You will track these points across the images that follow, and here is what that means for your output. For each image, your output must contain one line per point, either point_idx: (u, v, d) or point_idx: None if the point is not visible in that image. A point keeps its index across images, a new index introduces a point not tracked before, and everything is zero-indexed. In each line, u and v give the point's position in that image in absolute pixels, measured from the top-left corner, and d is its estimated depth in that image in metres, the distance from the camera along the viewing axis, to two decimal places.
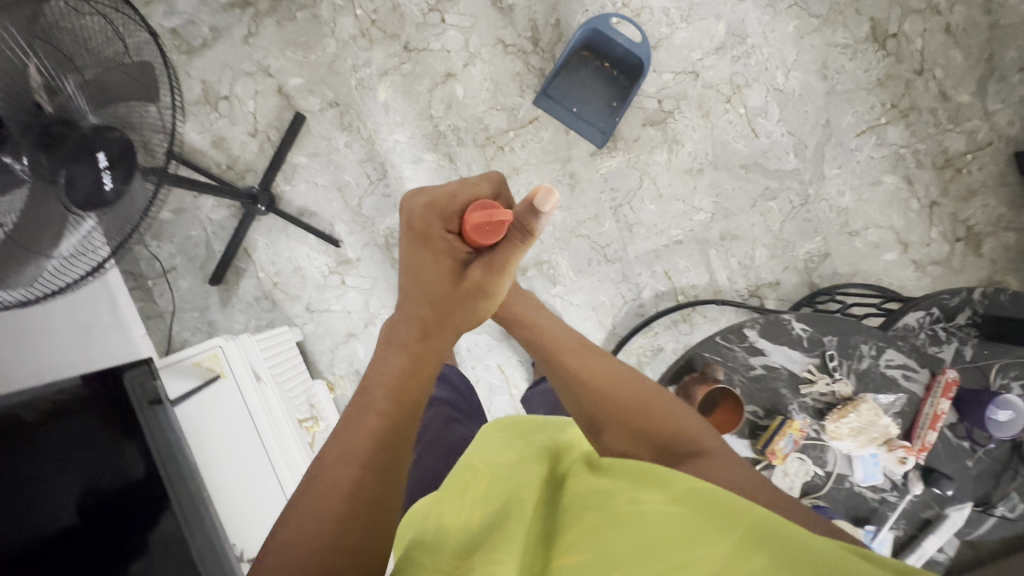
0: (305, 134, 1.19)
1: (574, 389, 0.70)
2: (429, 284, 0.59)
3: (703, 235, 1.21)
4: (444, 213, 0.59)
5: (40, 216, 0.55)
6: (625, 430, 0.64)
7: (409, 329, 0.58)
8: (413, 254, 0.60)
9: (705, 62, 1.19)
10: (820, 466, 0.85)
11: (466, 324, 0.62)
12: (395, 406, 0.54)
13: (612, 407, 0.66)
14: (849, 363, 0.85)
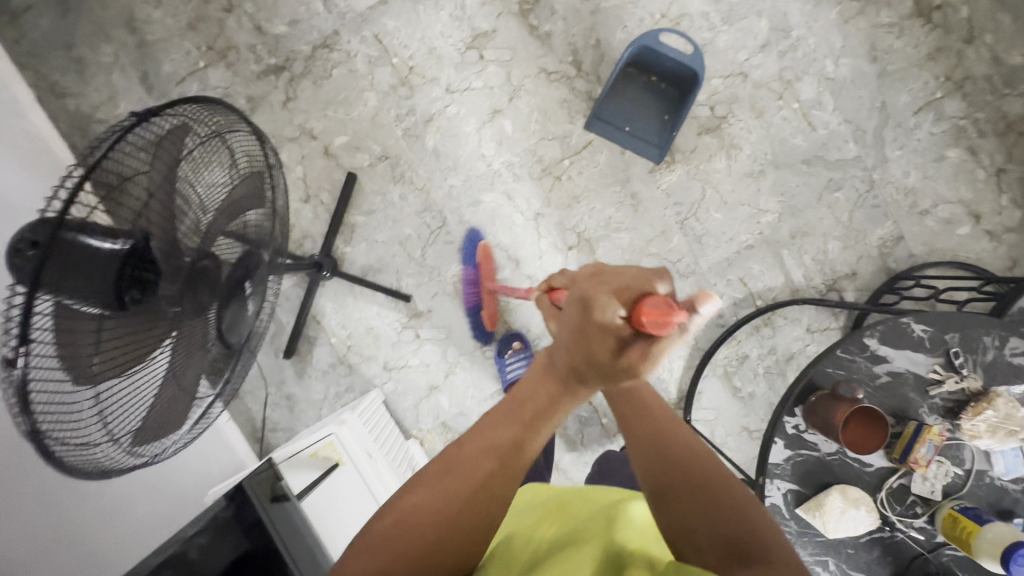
0: (359, 192, 1.17)
1: (652, 437, 0.57)
2: (577, 357, 0.48)
3: (772, 236, 1.20)
4: (612, 297, 0.44)
5: (188, 374, 0.54)
6: (687, 501, 0.53)
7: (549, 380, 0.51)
8: (574, 332, 0.46)
9: (752, 61, 1.17)
10: (958, 465, 0.84)
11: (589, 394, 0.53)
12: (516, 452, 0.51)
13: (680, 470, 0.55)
14: (974, 358, 0.83)
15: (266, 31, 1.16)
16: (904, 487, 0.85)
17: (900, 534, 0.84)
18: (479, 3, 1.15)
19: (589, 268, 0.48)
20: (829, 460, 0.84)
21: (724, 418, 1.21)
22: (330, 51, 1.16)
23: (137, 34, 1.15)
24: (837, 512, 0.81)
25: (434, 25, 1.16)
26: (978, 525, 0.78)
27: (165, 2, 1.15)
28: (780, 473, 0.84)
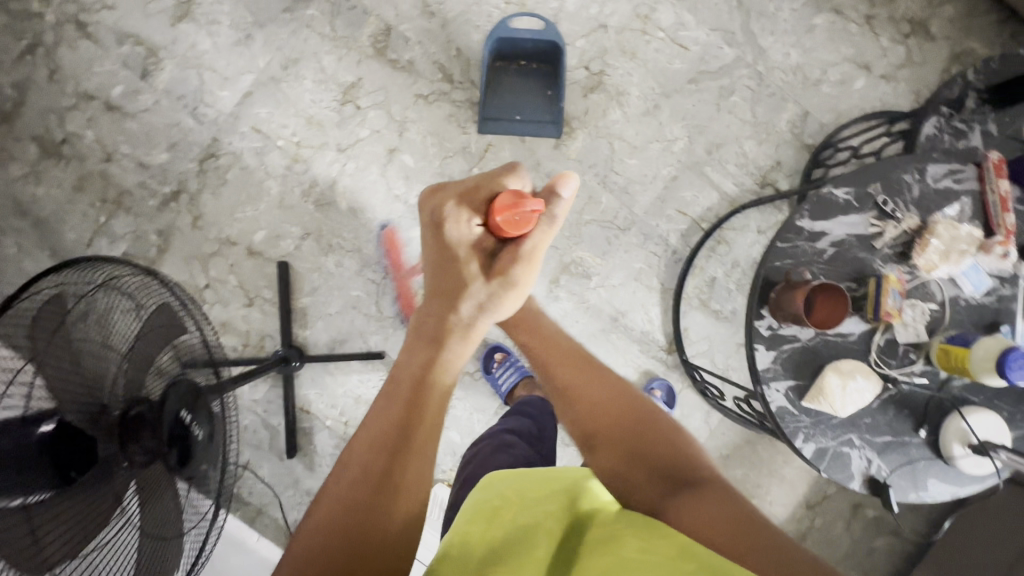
0: (296, 276, 1.18)
1: (576, 395, 0.67)
2: (443, 290, 0.64)
3: (691, 159, 1.22)
4: (466, 199, 0.62)
5: (161, 510, 0.55)
6: (621, 443, 0.61)
7: (434, 330, 0.63)
8: (441, 250, 0.63)
9: (605, 11, 1.21)
10: (932, 301, 0.85)
11: (475, 336, 0.65)
12: (418, 424, 0.57)
13: (607, 417, 0.63)
14: (903, 198, 0.85)
15: (150, 163, 1.17)
16: (894, 341, 0.86)
17: (906, 387, 0.86)
18: (337, 60, 1.18)
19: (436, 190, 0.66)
20: (812, 345, 0.85)
21: (718, 345, 1.22)
22: (216, 158, 1.17)
23: (30, 215, 1.15)
24: (840, 389, 0.83)
25: (304, 95, 1.18)
26: (967, 349, 0.80)
27: (45, 176, 1.16)
28: (775, 375, 0.85)
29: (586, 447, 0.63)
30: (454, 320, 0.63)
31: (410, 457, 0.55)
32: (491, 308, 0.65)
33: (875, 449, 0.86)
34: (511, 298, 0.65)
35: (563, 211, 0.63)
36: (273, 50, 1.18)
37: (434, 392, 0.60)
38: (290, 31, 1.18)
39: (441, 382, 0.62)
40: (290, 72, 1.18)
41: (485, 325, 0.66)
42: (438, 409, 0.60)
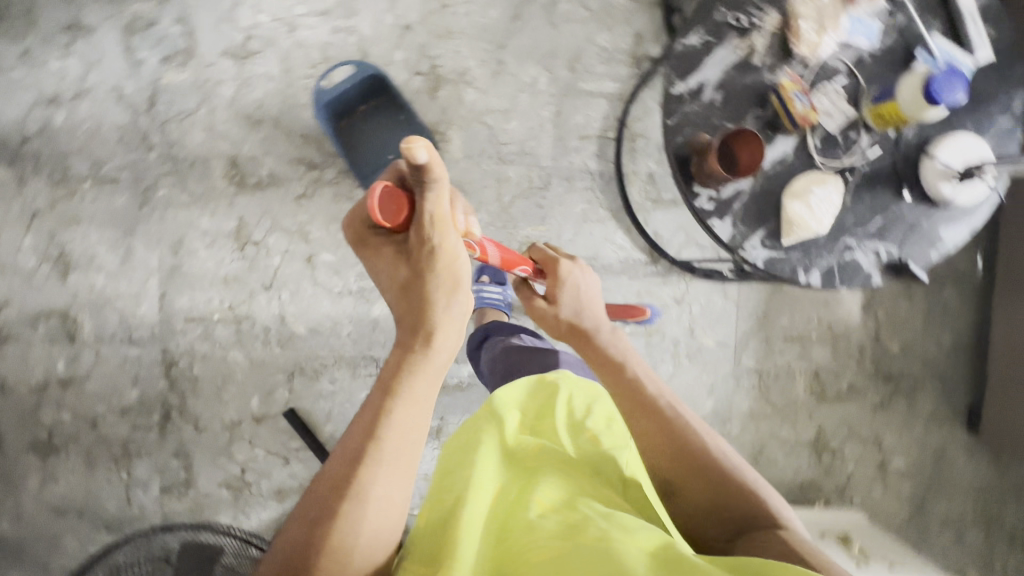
0: (308, 415, 1.20)
1: (659, 438, 0.64)
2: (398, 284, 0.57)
3: (563, 85, 1.18)
4: (361, 215, 0.59)
5: None
6: (701, 480, 0.62)
7: (406, 326, 0.57)
8: (372, 253, 0.59)
9: (400, 11, 1.17)
10: (840, 75, 0.81)
11: (440, 346, 0.57)
12: (389, 426, 0.53)
13: (688, 458, 0.63)
14: (752, 5, 0.81)
15: (128, 405, 1.20)
16: (829, 133, 0.82)
17: (866, 165, 0.82)
18: (212, 216, 1.18)
19: (355, 212, 0.59)
20: (759, 188, 0.82)
21: (691, 226, 1.20)
22: (177, 364, 1.20)
23: (69, 510, 1.20)
24: (808, 211, 0.80)
25: (207, 264, 1.18)
26: (893, 101, 0.78)
27: (57, 473, 1.20)
28: (743, 237, 0.82)
29: (663, 493, 0.64)
30: (418, 313, 0.56)
31: (379, 467, 0.52)
32: (436, 296, 0.56)
33: (874, 237, 0.83)
34: (449, 280, 0.56)
35: (437, 171, 0.50)
36: (157, 245, 1.19)
37: (400, 402, 0.54)
38: (158, 220, 1.18)
39: (412, 387, 0.55)
40: (184, 253, 1.18)
41: (445, 318, 0.57)
42: (411, 415, 0.54)
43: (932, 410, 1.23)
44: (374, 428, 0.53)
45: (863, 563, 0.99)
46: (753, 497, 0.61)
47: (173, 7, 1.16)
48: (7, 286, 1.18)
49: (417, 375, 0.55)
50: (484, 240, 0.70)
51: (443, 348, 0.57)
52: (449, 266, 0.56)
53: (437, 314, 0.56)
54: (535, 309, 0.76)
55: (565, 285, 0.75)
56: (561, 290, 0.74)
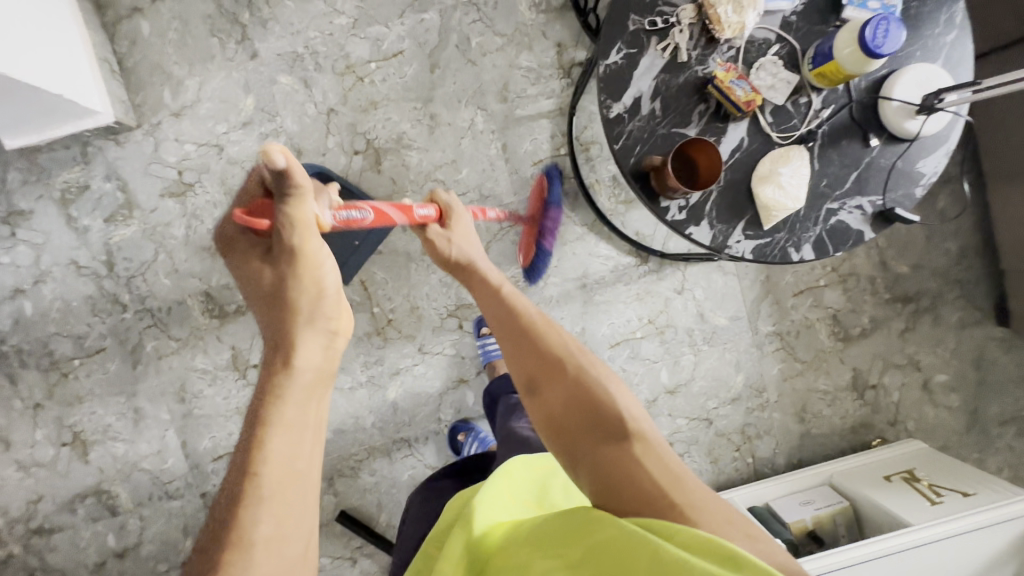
0: (360, 512, 1.18)
1: (522, 349, 0.66)
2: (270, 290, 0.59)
3: (501, 118, 1.15)
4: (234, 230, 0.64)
5: None
6: (559, 389, 0.61)
7: (274, 324, 0.57)
8: (239, 261, 0.62)
9: (319, 97, 1.14)
10: (771, 45, 0.79)
11: (301, 363, 0.55)
12: (269, 454, 0.47)
13: (552, 363, 0.63)
14: (662, 4, 0.78)
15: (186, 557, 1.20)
16: (778, 106, 0.79)
17: (826, 126, 0.79)
18: (205, 354, 1.17)
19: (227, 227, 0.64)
20: (726, 182, 0.79)
21: None
22: None
23: None
24: (782, 192, 0.78)
25: (217, 400, 1.18)
26: (834, 61, 0.73)
27: None
28: (725, 234, 0.79)
29: (531, 393, 0.63)
30: (281, 320, 0.57)
31: (259, 506, 0.45)
32: (303, 309, 0.58)
33: (853, 193, 0.80)
34: (313, 292, 0.59)
35: (301, 180, 0.55)
36: (163, 398, 1.17)
37: (274, 428, 0.49)
38: (155, 373, 1.17)
39: (284, 413, 0.51)
40: (191, 397, 1.18)
41: (310, 334, 0.57)
42: (292, 442, 0.49)
43: (959, 317, 1.22)
44: (250, 465, 0.47)
45: (937, 497, 0.98)
46: (609, 398, 0.59)
47: (98, 165, 1.14)
48: (33, 482, 1.17)
49: (288, 396, 0.52)
50: (379, 205, 0.74)
51: (308, 362, 0.55)
52: (313, 274, 0.59)
53: (302, 329, 0.57)
54: (435, 247, 0.81)
55: (458, 224, 0.83)
56: (460, 225, 0.83)
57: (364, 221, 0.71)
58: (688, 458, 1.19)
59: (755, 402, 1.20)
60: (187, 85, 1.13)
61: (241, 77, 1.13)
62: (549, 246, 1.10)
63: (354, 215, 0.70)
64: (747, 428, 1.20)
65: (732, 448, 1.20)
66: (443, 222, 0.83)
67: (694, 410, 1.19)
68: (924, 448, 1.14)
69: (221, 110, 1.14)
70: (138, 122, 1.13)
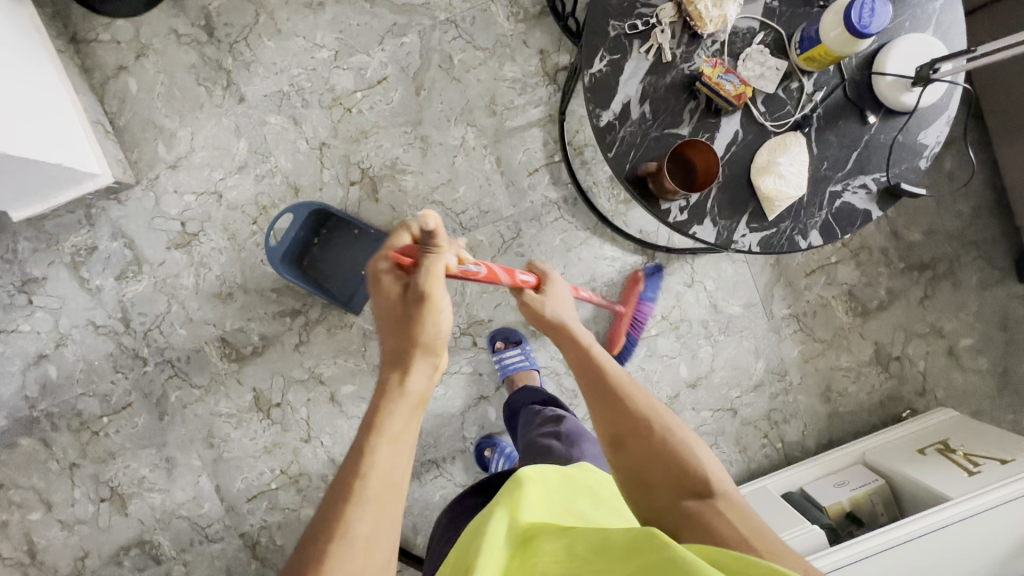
0: (397, 537, 1.18)
1: (609, 403, 0.65)
2: (398, 322, 0.56)
3: (491, 132, 1.15)
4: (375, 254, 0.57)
5: None
6: (646, 453, 0.60)
7: (396, 355, 0.55)
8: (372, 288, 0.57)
9: (309, 133, 1.14)
10: (756, 34, 0.78)
11: (412, 387, 0.53)
12: (375, 470, 0.47)
13: (639, 425, 0.62)
14: (640, 6, 0.77)
15: None
16: (770, 95, 0.78)
17: (820, 109, 0.78)
18: (229, 398, 1.19)
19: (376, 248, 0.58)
20: (725, 177, 0.78)
21: None
22: (259, 542, 1.20)
23: None
24: (783, 180, 0.76)
25: (245, 442, 1.19)
26: (821, 44, 0.72)
27: None
28: (730, 229, 0.78)
29: (614, 451, 0.63)
30: (403, 348, 0.55)
31: (364, 508, 0.46)
32: (423, 342, 0.55)
33: (856, 173, 0.79)
34: (429, 335, 0.55)
35: (445, 240, 0.54)
36: (193, 445, 1.19)
37: (384, 439, 0.49)
38: (182, 422, 1.19)
39: (391, 425, 0.51)
40: (219, 441, 1.19)
41: (421, 365, 0.55)
42: (397, 455, 0.49)
43: (979, 279, 1.20)
44: (356, 470, 0.47)
45: (974, 467, 0.96)
46: (694, 465, 0.58)
47: (103, 225, 1.16)
48: (78, 539, 1.19)
49: (399, 413, 0.52)
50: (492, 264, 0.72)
51: (416, 389, 0.54)
52: (434, 323, 0.55)
53: (417, 359, 0.55)
54: (528, 309, 0.79)
55: (552, 287, 0.83)
56: (554, 288, 0.83)
57: (479, 275, 0.68)
58: (716, 450, 1.18)
59: (778, 386, 1.19)
60: (180, 136, 1.14)
61: (232, 122, 1.14)
62: (638, 337, 1.15)
63: (474, 270, 0.67)
64: (773, 413, 1.19)
65: (760, 435, 1.19)
66: (540, 287, 0.83)
67: (718, 401, 1.18)
68: (956, 416, 1.13)
69: (216, 157, 1.15)
70: (136, 179, 1.15)
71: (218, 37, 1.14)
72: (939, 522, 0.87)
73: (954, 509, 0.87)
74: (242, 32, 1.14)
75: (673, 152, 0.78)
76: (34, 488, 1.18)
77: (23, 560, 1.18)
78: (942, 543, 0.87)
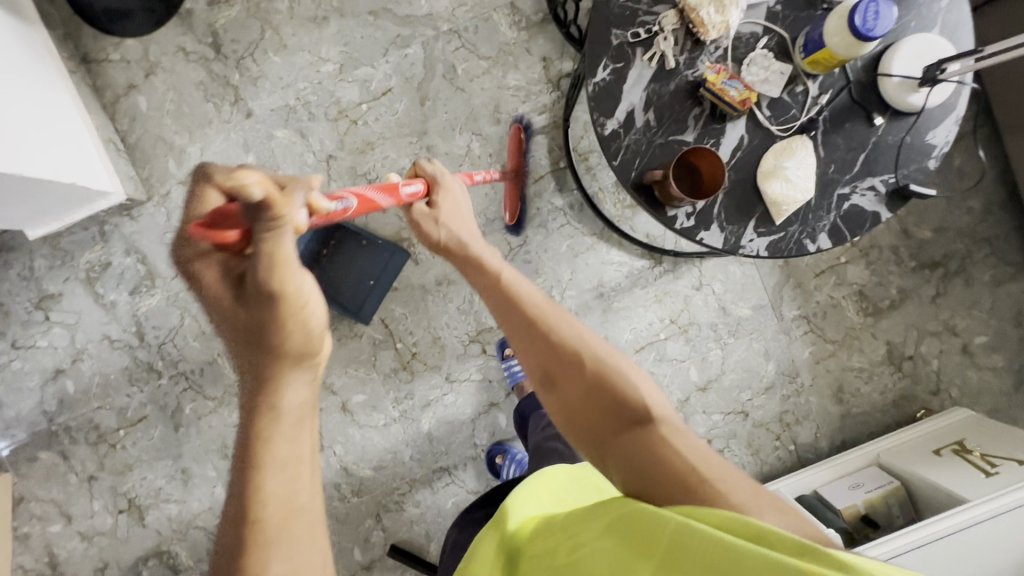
0: (410, 545, 1.19)
1: (533, 341, 0.61)
2: (236, 317, 0.47)
3: (496, 140, 1.16)
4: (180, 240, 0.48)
5: None
6: (581, 386, 0.57)
7: (249, 359, 0.47)
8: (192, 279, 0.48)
9: (316, 145, 1.16)
10: (759, 39, 0.78)
11: (290, 402, 0.47)
12: (267, 504, 0.43)
13: (567, 359, 0.59)
14: (643, 14, 0.77)
15: None
16: (775, 99, 0.78)
17: (826, 112, 0.78)
18: (241, 409, 1.20)
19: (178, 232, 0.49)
20: (731, 182, 0.78)
21: None
22: None
23: None
24: (789, 185, 0.76)
25: None
26: (825, 48, 0.72)
27: None
28: (737, 234, 0.78)
29: (549, 391, 0.59)
30: (257, 343, 0.47)
31: (269, 551, 0.42)
32: (289, 348, 0.47)
33: (864, 175, 0.79)
34: (290, 330, 0.47)
35: (284, 199, 0.43)
36: (207, 457, 1.21)
37: (268, 473, 0.44)
38: (196, 433, 1.20)
39: (276, 453, 0.45)
40: (233, 452, 1.21)
41: (298, 374, 0.48)
42: (288, 478, 0.44)
43: (992, 275, 1.18)
44: (246, 511, 0.43)
45: (992, 469, 0.95)
46: (630, 388, 0.55)
47: (116, 241, 1.18)
48: (97, 550, 1.20)
49: (278, 437, 0.45)
50: (360, 189, 0.67)
51: (295, 402, 0.47)
52: (296, 318, 0.47)
53: (286, 369, 0.47)
54: (419, 226, 0.79)
55: (446, 198, 0.80)
56: (446, 197, 0.80)
57: (347, 209, 0.63)
58: (728, 453, 1.17)
59: (789, 388, 1.18)
60: (190, 152, 1.16)
61: (240, 137, 1.16)
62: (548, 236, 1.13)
63: (340, 205, 0.62)
64: (785, 415, 1.18)
65: (772, 437, 1.18)
66: (431, 198, 0.80)
67: (728, 403, 1.18)
68: (972, 415, 1.11)
69: None
70: (148, 195, 1.17)
71: (225, 53, 1.15)
72: (955, 525, 0.86)
73: (970, 512, 0.86)
74: (248, 49, 1.15)
75: (678, 159, 0.78)
76: (54, 500, 1.20)
77: (44, 572, 1.20)
78: (941, 561, 0.85)
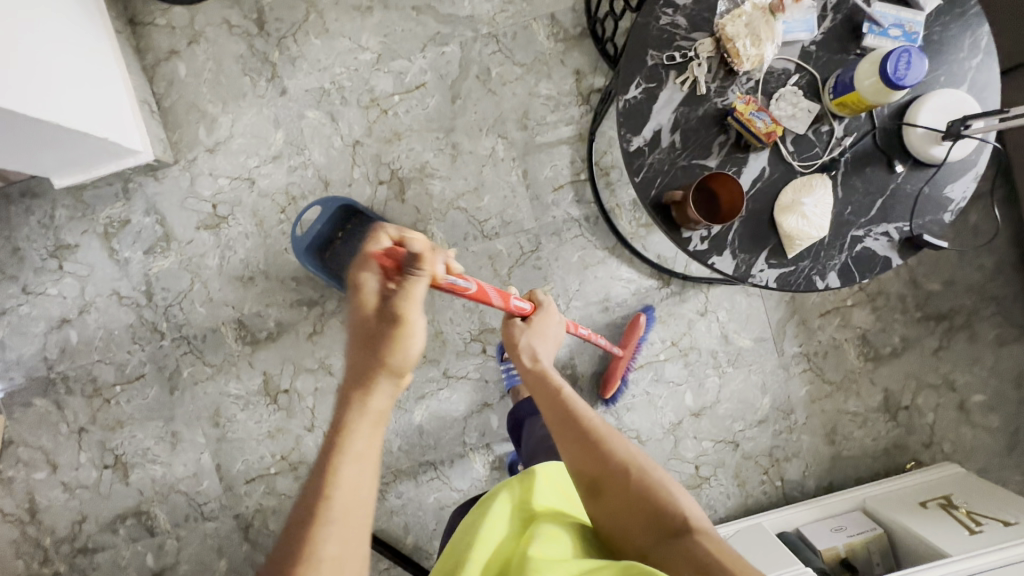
0: (388, 534, 1.19)
1: (588, 450, 0.63)
2: (360, 336, 0.52)
3: (521, 146, 1.18)
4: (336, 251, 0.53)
5: None
6: (626, 495, 0.61)
7: (362, 356, 0.51)
8: None
9: (345, 130, 1.18)
10: (792, 75, 0.79)
11: (376, 408, 0.51)
12: (337, 490, 0.46)
13: (613, 467, 0.62)
14: (680, 39, 0.79)
15: None
16: (800, 136, 0.79)
17: (848, 154, 0.79)
18: (238, 379, 1.21)
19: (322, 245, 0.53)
20: (749, 212, 0.79)
21: None
22: (252, 525, 1.21)
23: None
24: (805, 221, 0.77)
25: (249, 425, 1.21)
26: (855, 92, 0.74)
27: None
28: (749, 262, 0.79)
29: (591, 495, 0.63)
30: (368, 367, 0.51)
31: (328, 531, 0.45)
32: (392, 364, 0.52)
33: (879, 220, 0.80)
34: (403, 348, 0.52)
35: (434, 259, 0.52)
36: (199, 423, 1.21)
37: (347, 459, 0.48)
38: (191, 398, 1.21)
39: (354, 446, 0.49)
40: (224, 421, 1.21)
41: (388, 385, 0.52)
42: (359, 475, 0.48)
43: (996, 334, 1.19)
44: (320, 494, 0.46)
45: (976, 526, 0.95)
46: (672, 499, 0.60)
47: (138, 200, 1.20)
48: (78, 503, 1.21)
49: (362, 438, 0.49)
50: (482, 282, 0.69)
51: (378, 407, 0.51)
52: (407, 343, 0.52)
53: (381, 380, 0.51)
54: (510, 335, 0.78)
55: (542, 320, 0.82)
56: (544, 322, 0.81)
57: (468, 288, 0.65)
58: (714, 481, 1.17)
59: (782, 423, 1.19)
60: (221, 122, 1.18)
61: (271, 113, 1.18)
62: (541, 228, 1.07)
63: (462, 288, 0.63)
64: (775, 450, 1.18)
65: (759, 471, 1.18)
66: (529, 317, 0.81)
67: (719, 432, 1.18)
68: (962, 472, 1.11)
69: (252, 145, 1.18)
70: (175, 158, 1.19)
71: (268, 31, 1.18)
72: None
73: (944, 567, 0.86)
74: (289, 28, 1.18)
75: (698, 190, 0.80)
76: (42, 447, 1.21)
77: (23, 518, 1.21)
78: None
